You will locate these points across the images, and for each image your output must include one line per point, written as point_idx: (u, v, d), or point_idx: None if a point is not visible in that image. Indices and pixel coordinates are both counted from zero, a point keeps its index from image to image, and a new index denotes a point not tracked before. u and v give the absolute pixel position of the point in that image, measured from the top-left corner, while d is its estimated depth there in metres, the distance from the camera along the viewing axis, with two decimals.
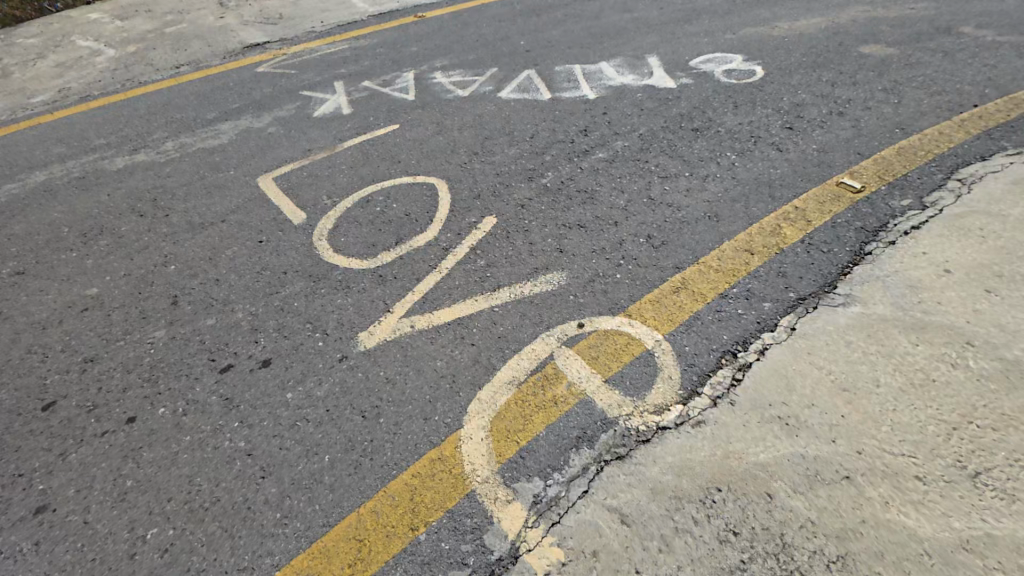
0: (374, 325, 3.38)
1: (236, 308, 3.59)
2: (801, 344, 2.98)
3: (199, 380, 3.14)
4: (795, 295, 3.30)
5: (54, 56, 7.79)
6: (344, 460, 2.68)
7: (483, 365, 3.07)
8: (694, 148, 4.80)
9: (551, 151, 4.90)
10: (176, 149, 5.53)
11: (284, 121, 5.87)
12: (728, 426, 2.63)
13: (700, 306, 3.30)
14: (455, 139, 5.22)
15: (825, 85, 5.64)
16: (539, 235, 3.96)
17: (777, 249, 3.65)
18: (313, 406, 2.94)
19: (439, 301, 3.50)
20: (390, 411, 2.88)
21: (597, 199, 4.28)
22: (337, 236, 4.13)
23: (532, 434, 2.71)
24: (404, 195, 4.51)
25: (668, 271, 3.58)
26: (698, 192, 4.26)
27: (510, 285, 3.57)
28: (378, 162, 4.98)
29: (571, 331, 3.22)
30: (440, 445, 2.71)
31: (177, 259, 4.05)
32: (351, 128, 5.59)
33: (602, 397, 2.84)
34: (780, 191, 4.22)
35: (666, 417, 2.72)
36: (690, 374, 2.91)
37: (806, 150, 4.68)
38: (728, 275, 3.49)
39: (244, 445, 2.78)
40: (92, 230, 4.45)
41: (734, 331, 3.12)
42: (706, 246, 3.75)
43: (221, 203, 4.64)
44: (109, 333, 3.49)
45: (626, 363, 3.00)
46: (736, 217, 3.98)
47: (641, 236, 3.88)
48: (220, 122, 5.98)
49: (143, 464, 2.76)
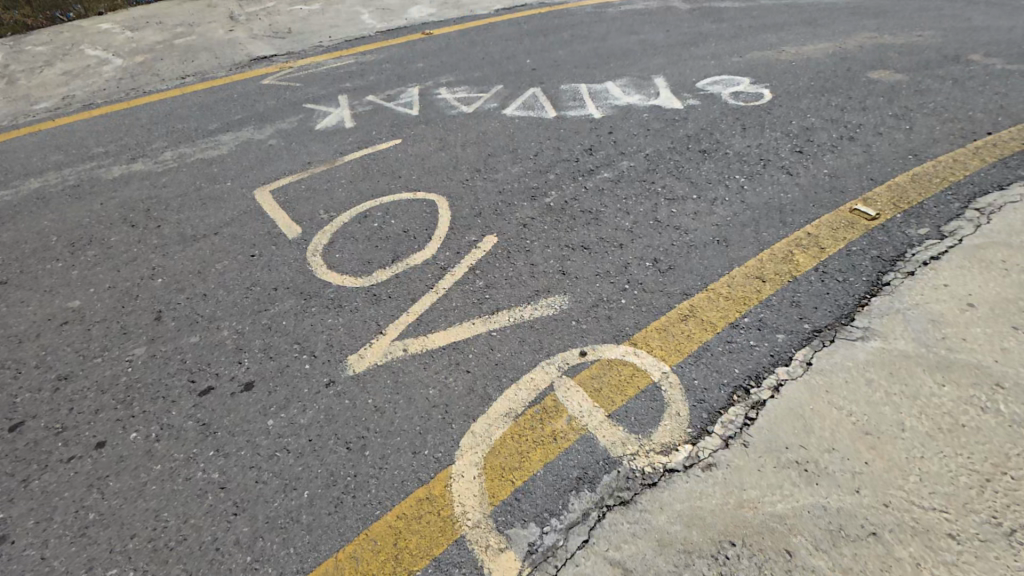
0: (365, 347, 3.20)
1: (222, 325, 3.43)
2: (819, 381, 2.79)
3: (176, 403, 2.95)
4: (810, 327, 3.12)
5: (62, 64, 7.82)
6: (324, 498, 2.48)
7: (478, 395, 2.88)
8: (702, 170, 4.68)
9: (555, 169, 4.79)
10: (175, 159, 5.45)
11: (286, 134, 5.80)
12: (741, 472, 2.43)
13: (709, 336, 3.12)
14: (457, 156, 5.12)
15: (835, 110, 5.56)
16: (541, 256, 3.81)
17: (790, 277, 3.49)
18: (295, 435, 2.74)
19: (434, 323, 3.34)
20: (376, 443, 2.68)
21: (602, 220, 4.14)
22: (332, 252, 4.00)
23: (528, 473, 2.51)
24: (403, 211, 4.39)
25: (675, 298, 3.41)
26: (706, 215, 4.12)
27: (509, 308, 3.41)
28: (378, 177, 4.88)
29: (572, 360, 3.03)
30: (428, 482, 2.51)
31: (165, 272, 3.91)
32: (353, 142, 5.51)
33: (604, 434, 2.65)
34: (792, 216, 4.07)
35: (674, 458, 2.51)
36: (699, 411, 2.71)
37: (818, 175, 4.55)
38: (739, 304, 3.32)
39: (219, 477, 2.59)
40: (81, 239, 4.33)
41: (746, 364, 2.93)
42: (716, 272, 3.59)
43: (215, 215, 4.52)
44: (87, 349, 3.32)
45: (631, 396, 2.81)
46: (746, 242, 3.83)
47: (647, 260, 3.72)
48: (221, 132, 5.92)
49: (109, 495, 2.56)
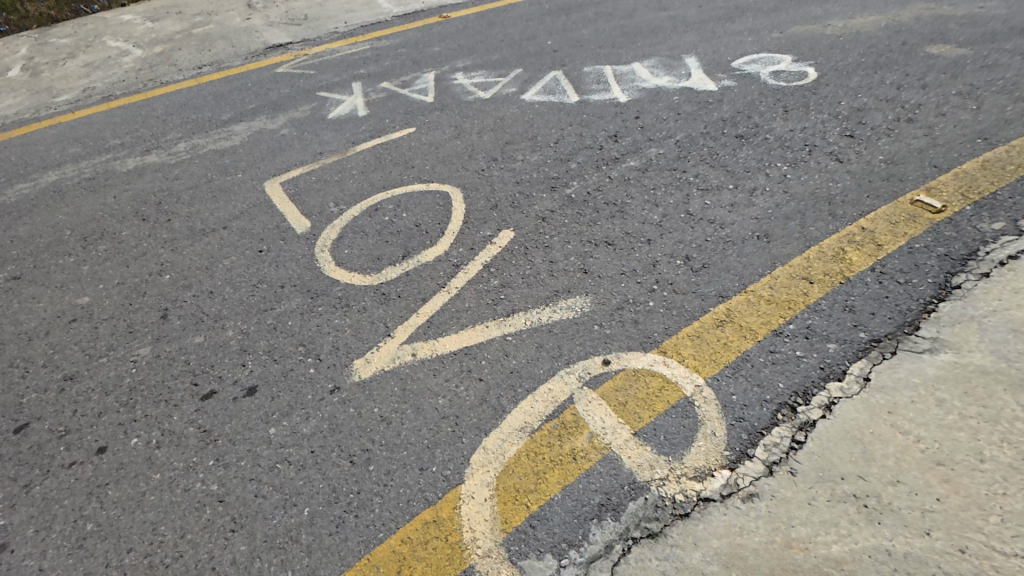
0: (373, 351, 3.01)
1: (227, 325, 3.29)
2: (878, 401, 2.46)
3: (178, 408, 2.83)
4: (866, 336, 2.76)
5: (84, 56, 7.86)
6: (325, 516, 2.31)
7: (492, 406, 2.65)
8: (740, 156, 4.27)
9: (577, 158, 4.46)
10: (188, 151, 5.35)
11: (298, 123, 5.63)
12: (788, 505, 2.15)
13: (749, 345, 2.79)
14: (473, 144, 4.85)
15: (889, 88, 5.01)
16: (561, 253, 3.53)
17: (842, 278, 3.11)
18: (297, 445, 2.58)
19: (445, 326, 3.12)
20: (382, 457, 2.49)
21: (627, 212, 3.81)
22: (341, 247, 3.81)
23: (544, 497, 2.29)
24: (416, 204, 4.16)
25: (710, 300, 3.08)
26: (744, 207, 3.74)
27: (526, 309, 3.15)
28: (390, 167, 4.66)
29: (595, 369, 2.77)
30: (436, 504, 2.31)
31: (173, 268, 3.81)
32: (365, 131, 5.30)
33: (630, 455, 2.39)
34: (842, 209, 3.65)
35: (708, 486, 2.25)
36: (739, 431, 2.42)
37: (871, 162, 4.09)
38: (783, 308, 2.97)
39: (217, 489, 2.45)
40: (93, 234, 4.28)
41: (793, 378, 2.60)
42: (756, 272, 3.23)
43: (225, 208, 4.39)
44: (93, 348, 3.24)
45: (660, 412, 2.53)
46: (791, 238, 3.45)
47: (678, 257, 3.39)
48: (235, 122, 5.80)
49: (107, 504, 2.45)
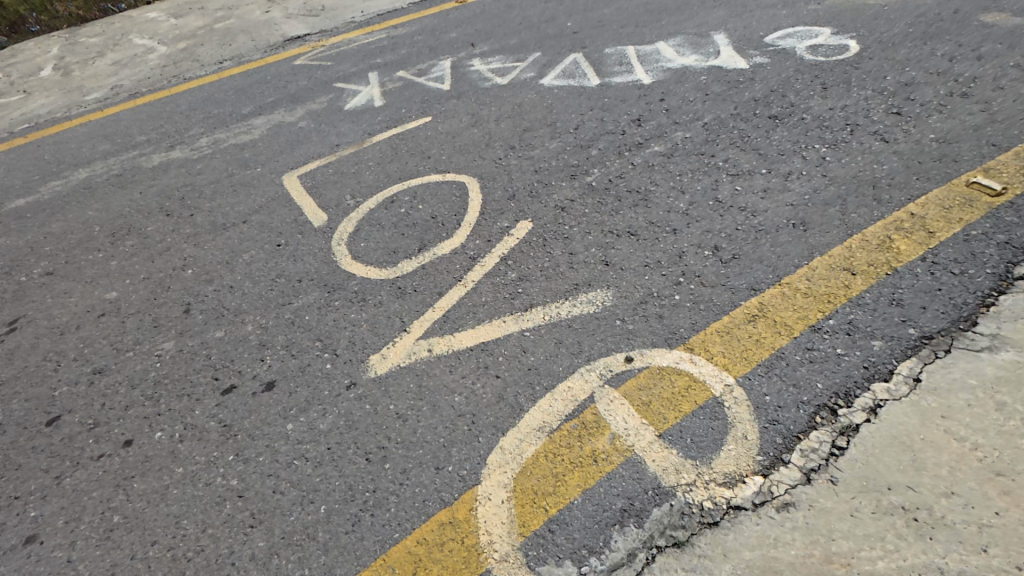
0: (389, 347, 2.97)
1: (247, 319, 3.31)
2: (929, 404, 2.26)
3: (200, 402, 2.86)
4: (916, 333, 2.54)
5: (113, 54, 8.04)
6: (342, 514, 2.29)
7: (509, 404, 2.57)
8: (773, 138, 4.00)
9: (599, 144, 4.28)
10: (209, 146, 5.41)
11: (316, 115, 5.61)
12: (827, 516, 2.00)
13: (784, 342, 2.61)
14: (490, 132, 4.71)
15: (941, 60, 4.59)
16: (581, 244, 3.39)
17: (888, 269, 2.87)
18: (314, 442, 2.57)
19: (462, 321, 3.04)
20: (398, 455, 2.45)
21: (652, 200, 3.63)
22: (357, 240, 3.77)
23: (564, 500, 2.20)
24: (433, 195, 4.08)
25: (741, 293, 2.90)
26: (779, 193, 3.50)
27: (545, 303, 3.04)
28: (406, 158, 4.58)
29: (617, 367, 2.64)
30: (452, 504, 2.25)
31: (196, 263, 3.85)
32: (382, 121, 5.22)
33: (654, 458, 2.27)
34: (888, 193, 3.37)
35: (739, 493, 2.11)
36: (773, 435, 2.26)
37: (921, 141, 3.76)
38: (821, 302, 2.76)
39: (237, 484, 2.46)
40: (120, 229, 4.38)
41: (833, 378, 2.42)
42: (792, 263, 3.02)
43: (245, 202, 4.42)
44: (120, 342, 3.32)
45: (687, 413, 2.40)
46: (831, 226, 3.20)
47: (706, 247, 3.20)
48: (254, 116, 5.83)
49: (132, 497, 2.50)
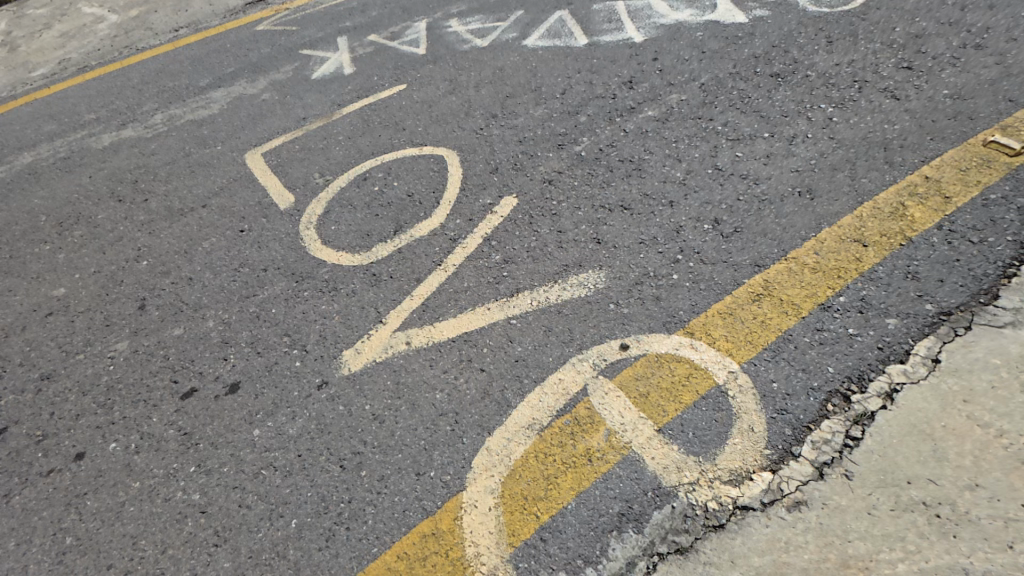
0: (364, 340, 2.72)
1: (207, 314, 3.03)
2: (949, 388, 2.09)
3: (157, 408, 2.62)
4: (933, 309, 2.35)
5: (59, 25, 7.36)
6: (314, 528, 2.09)
7: (495, 401, 2.36)
8: (776, 99, 3.68)
9: (587, 110, 3.93)
10: (164, 123, 4.95)
11: (280, 86, 5.14)
12: (842, 515, 1.84)
13: (791, 323, 2.40)
14: (469, 99, 4.33)
15: (954, 8, 4.23)
16: (571, 221, 3.11)
17: (902, 240, 2.65)
18: (283, 449, 2.34)
19: (442, 309, 2.79)
20: (375, 461, 2.24)
21: (645, 170, 3.34)
22: (327, 223, 3.45)
23: (556, 505, 2.02)
24: (408, 171, 3.75)
25: (744, 271, 2.67)
26: (783, 158, 3.22)
27: (532, 288, 2.79)
28: (379, 131, 4.20)
29: (611, 355, 2.42)
30: (435, 514, 2.06)
31: (150, 253, 3.53)
32: (351, 91, 4.79)
33: (653, 456, 2.08)
34: (901, 155, 3.12)
35: (745, 492, 1.94)
36: (781, 427, 2.08)
37: (934, 98, 3.47)
38: (831, 277, 2.55)
39: (199, 499, 2.26)
40: (68, 218, 4.02)
41: (846, 362, 2.22)
42: (798, 235, 2.78)
43: (203, 185, 4.05)
44: (69, 344, 3.05)
45: (688, 405, 2.20)
46: (840, 193, 2.95)
47: (706, 220, 2.94)
48: (213, 89, 5.34)
49: (86, 516, 2.31)
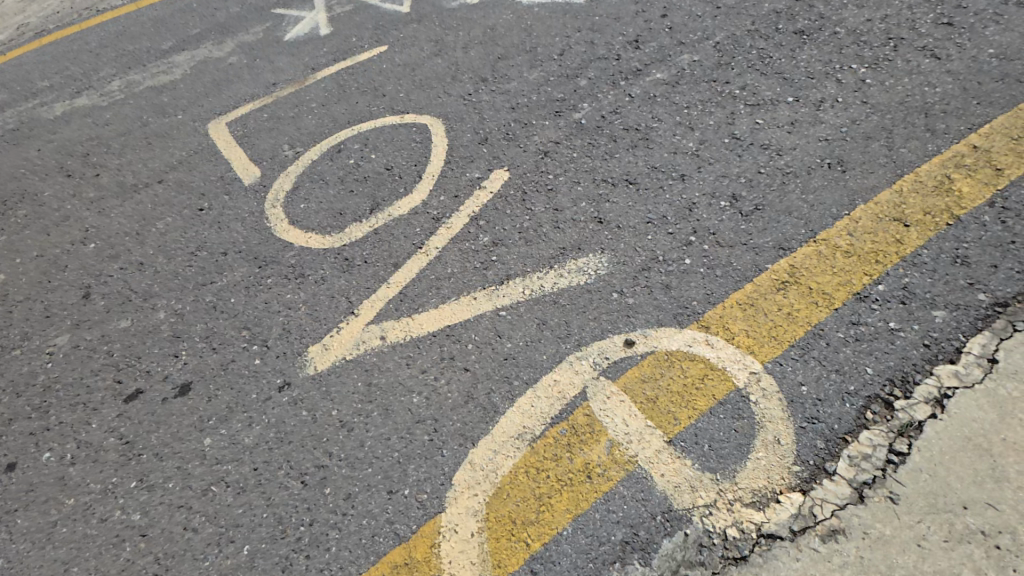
0: (332, 335, 2.39)
1: (158, 305, 2.68)
2: (1009, 394, 1.78)
3: (98, 413, 2.32)
4: (988, 300, 2.02)
5: None
6: (268, 556, 1.82)
7: (481, 406, 2.05)
8: (800, 59, 3.26)
9: (588, 73, 3.50)
10: (122, 90, 4.48)
11: (249, 48, 4.65)
12: (887, 548, 1.56)
13: (822, 316, 2.08)
14: (456, 62, 3.87)
15: None
16: (568, 198, 2.74)
17: (949, 218, 2.31)
18: (237, 462, 2.05)
19: (422, 299, 2.45)
20: (341, 476, 1.95)
21: (653, 140, 2.96)
22: (296, 200, 3.08)
23: (549, 531, 1.74)
24: (387, 141, 3.35)
25: (767, 255, 2.32)
26: (810, 126, 2.84)
27: (523, 274, 2.45)
28: (356, 97, 3.77)
29: (615, 353, 2.11)
30: (408, 541, 1.78)
31: (99, 235, 3.16)
32: (326, 54, 4.31)
33: (663, 473, 1.79)
34: (944, 122, 2.73)
35: (771, 517, 1.66)
36: (812, 439, 1.78)
37: (978, 58, 3.04)
38: (868, 262, 2.21)
39: (140, 519, 1.98)
40: (12, 196, 3.62)
41: (887, 362, 1.91)
42: (829, 213, 2.43)
43: (160, 158, 3.63)
44: (5, 338, 2.71)
45: (703, 412, 1.90)
46: (875, 165, 2.59)
47: (722, 197, 2.58)
48: (176, 52, 4.84)
49: (13, 537, 2.03)
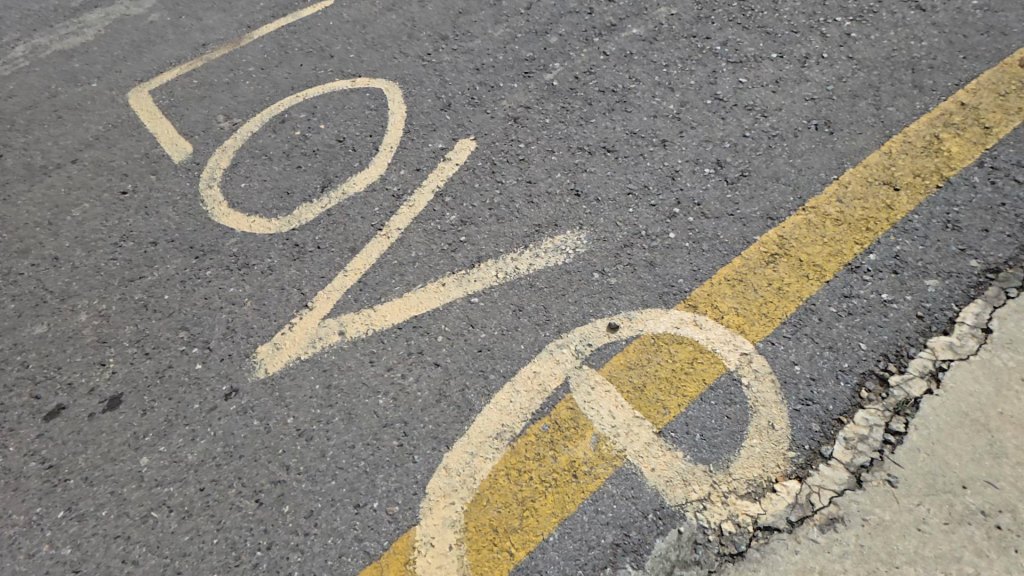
0: (284, 333, 2.13)
1: (79, 306, 2.33)
2: (1002, 365, 1.72)
3: (14, 434, 2.01)
4: (980, 267, 1.94)
5: None
6: None
7: (454, 405, 1.86)
8: (784, 11, 3.04)
9: (558, 29, 3.19)
10: (24, 55, 3.86)
11: (173, 3, 4.05)
12: (886, 534, 1.49)
13: (813, 289, 1.96)
14: (412, 17, 3.47)
15: None
16: (542, 169, 2.50)
17: (939, 180, 2.20)
18: (180, 482, 1.81)
19: (384, 287, 2.21)
20: (301, 492, 1.74)
21: (632, 102, 2.72)
22: (235, 179, 2.72)
23: (534, 538, 1.60)
24: (338, 109, 2.98)
25: (756, 225, 2.17)
26: (795, 85, 2.65)
27: (496, 255, 2.22)
28: (300, 59, 3.34)
29: (598, 339, 1.94)
30: (380, 559, 1.61)
31: (4, 226, 2.72)
32: (264, 10, 3.79)
33: (653, 467, 1.66)
34: (931, 78, 2.60)
35: (767, 508, 1.57)
36: (806, 422, 1.68)
37: (964, 8, 2.88)
38: (858, 230, 2.09)
39: (70, 555, 1.73)
40: None
41: (881, 336, 1.82)
42: (818, 178, 2.29)
43: (74, 134, 3.15)
44: None
45: (693, 398, 1.77)
46: (864, 125, 2.44)
47: (706, 163, 2.40)
48: (88, 9, 4.19)
49: None
